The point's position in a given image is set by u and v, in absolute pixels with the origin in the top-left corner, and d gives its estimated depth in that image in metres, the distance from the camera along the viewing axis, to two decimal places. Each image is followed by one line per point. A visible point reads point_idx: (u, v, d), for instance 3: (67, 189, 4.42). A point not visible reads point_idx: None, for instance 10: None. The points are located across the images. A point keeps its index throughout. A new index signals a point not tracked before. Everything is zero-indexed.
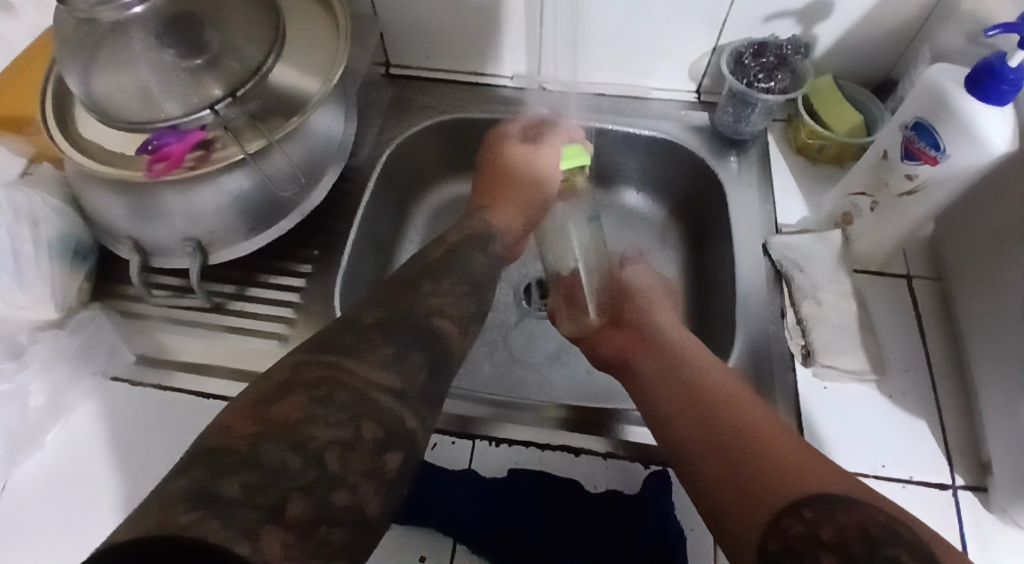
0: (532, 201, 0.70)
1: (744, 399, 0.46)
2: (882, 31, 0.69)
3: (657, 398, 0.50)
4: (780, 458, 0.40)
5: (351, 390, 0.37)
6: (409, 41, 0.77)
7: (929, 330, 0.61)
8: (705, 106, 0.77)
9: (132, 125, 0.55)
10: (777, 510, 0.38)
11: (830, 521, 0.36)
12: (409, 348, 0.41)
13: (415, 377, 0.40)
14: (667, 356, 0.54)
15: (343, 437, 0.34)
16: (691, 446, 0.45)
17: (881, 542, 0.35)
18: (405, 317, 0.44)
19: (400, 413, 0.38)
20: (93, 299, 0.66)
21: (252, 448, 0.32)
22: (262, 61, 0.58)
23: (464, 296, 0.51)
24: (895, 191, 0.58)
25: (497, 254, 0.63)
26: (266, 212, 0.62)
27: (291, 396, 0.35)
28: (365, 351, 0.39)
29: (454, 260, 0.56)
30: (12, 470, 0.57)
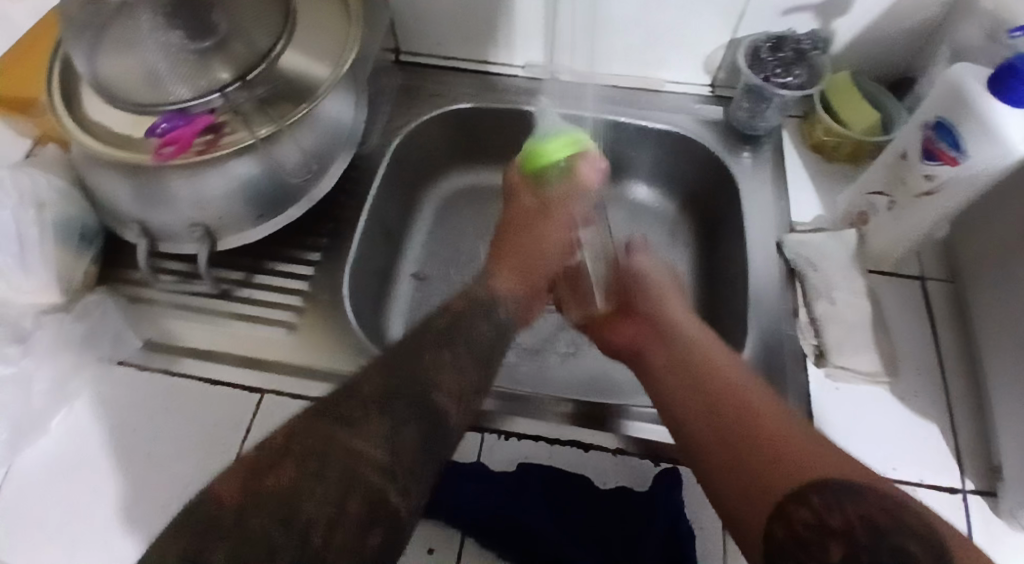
0: (548, 263, 0.60)
1: (751, 384, 0.46)
2: (900, 27, 0.68)
3: (665, 394, 0.50)
4: (787, 447, 0.39)
5: (341, 464, 0.36)
6: (419, 26, 0.76)
7: (941, 331, 0.61)
8: (718, 100, 0.76)
9: (138, 107, 0.54)
10: (782, 498, 0.37)
11: (838, 508, 0.35)
12: (407, 423, 0.39)
13: (409, 451, 0.38)
14: (676, 350, 0.53)
15: (328, 513, 0.34)
16: (695, 434, 0.45)
17: (890, 531, 0.33)
18: (404, 383, 0.41)
19: (391, 490, 0.36)
20: (100, 283, 0.66)
21: (239, 516, 0.34)
22: (271, 47, 0.58)
23: (469, 368, 0.45)
24: (913, 191, 0.57)
25: (504, 323, 0.52)
26: (274, 198, 0.62)
27: (283, 463, 0.36)
28: (359, 423, 0.38)
29: (457, 328, 0.47)
30: (15, 455, 0.56)
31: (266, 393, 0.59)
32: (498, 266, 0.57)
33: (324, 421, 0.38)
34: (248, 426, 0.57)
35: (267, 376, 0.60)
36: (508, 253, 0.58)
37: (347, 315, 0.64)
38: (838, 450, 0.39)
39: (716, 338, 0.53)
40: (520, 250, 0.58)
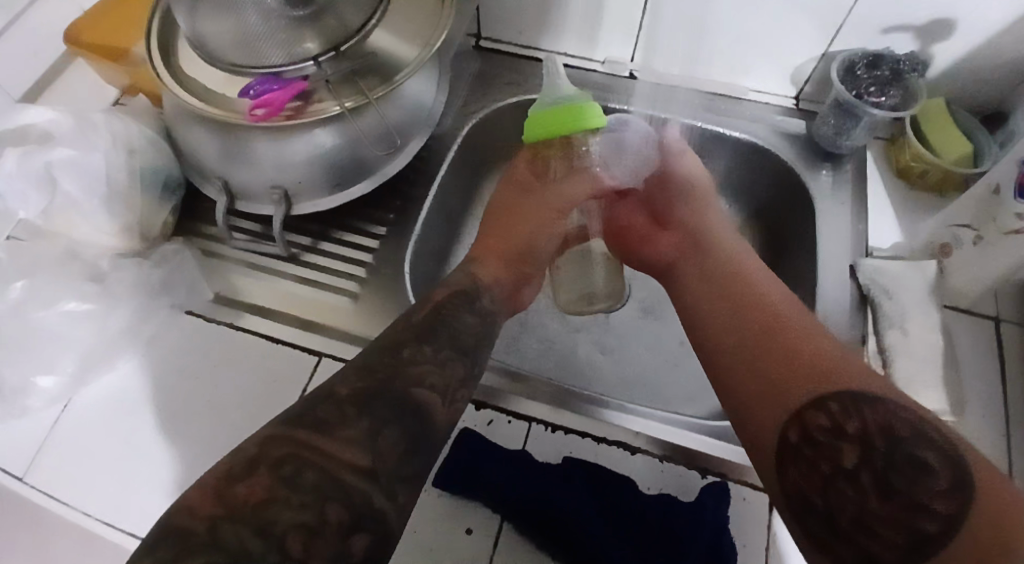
0: (535, 252, 0.64)
1: (782, 299, 0.50)
2: (1003, 57, 0.65)
3: (701, 301, 0.54)
4: (808, 360, 0.43)
5: (317, 471, 0.37)
6: (503, 13, 0.75)
7: (1013, 376, 0.59)
8: (803, 114, 0.74)
9: (234, 67, 0.55)
10: (800, 406, 0.42)
11: (855, 416, 0.40)
12: (386, 424, 0.41)
13: (389, 454, 0.40)
14: (717, 265, 0.57)
15: (306, 520, 0.35)
16: (719, 340, 0.50)
17: (905, 439, 0.38)
18: (384, 387, 0.44)
19: (372, 493, 0.38)
20: (176, 233, 0.68)
21: (212, 529, 0.34)
22: (364, 22, 0.58)
23: (450, 362, 0.48)
24: (1002, 228, 0.55)
25: (486, 311, 0.56)
26: (351, 169, 0.63)
27: (256, 474, 0.37)
28: (338, 428, 0.40)
29: (437, 324, 0.51)
30: (81, 388, 0.59)
31: (322, 357, 0.60)
32: (483, 257, 0.61)
33: (295, 432, 0.39)
34: (303, 387, 0.59)
35: (325, 341, 0.61)
36: (495, 248, 0.62)
37: (406, 290, 0.65)
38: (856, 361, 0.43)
39: (752, 254, 0.57)
40: (504, 249, 0.63)
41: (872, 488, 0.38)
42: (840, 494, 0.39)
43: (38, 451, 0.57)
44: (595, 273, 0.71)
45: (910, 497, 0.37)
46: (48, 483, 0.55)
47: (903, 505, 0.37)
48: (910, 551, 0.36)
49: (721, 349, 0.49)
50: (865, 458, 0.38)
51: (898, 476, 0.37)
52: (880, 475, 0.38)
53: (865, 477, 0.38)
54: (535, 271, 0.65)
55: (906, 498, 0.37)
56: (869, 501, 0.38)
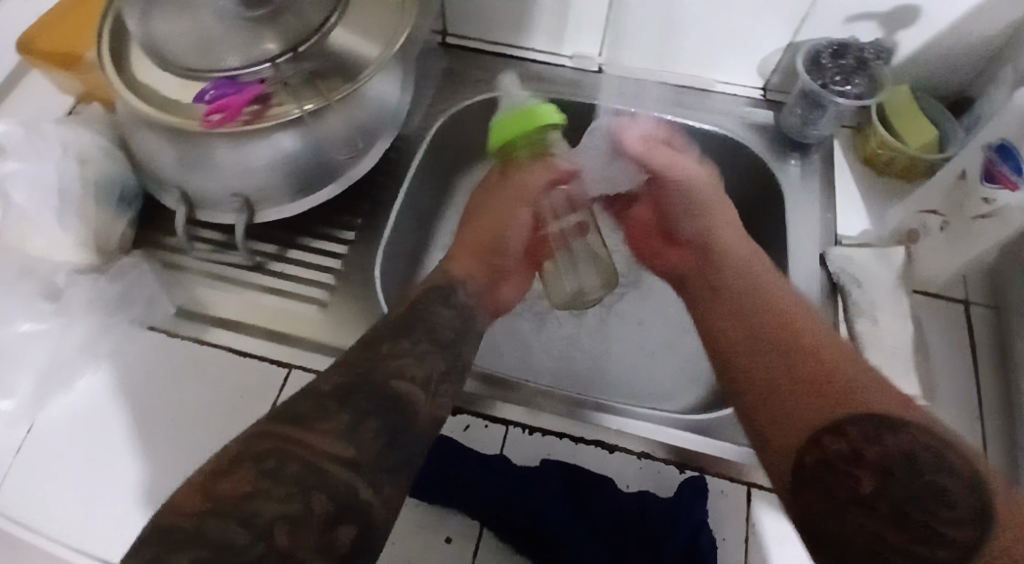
0: (505, 246, 0.65)
1: (809, 323, 0.47)
2: (965, 44, 0.66)
3: (714, 320, 0.53)
4: (831, 383, 0.41)
5: (299, 462, 0.37)
6: (468, 9, 0.74)
7: (983, 359, 0.59)
8: (771, 104, 0.74)
9: (189, 71, 0.52)
10: (818, 430, 0.40)
11: (877, 442, 0.38)
12: (368, 415, 0.41)
13: (372, 445, 0.39)
14: (729, 282, 0.55)
15: (290, 511, 0.35)
16: (740, 358, 0.48)
17: (927, 468, 0.36)
18: (363, 380, 0.43)
19: (356, 483, 0.37)
20: (135, 246, 0.66)
21: (199, 524, 0.34)
22: (324, 21, 0.57)
23: (428, 355, 0.48)
24: (970, 215, 0.55)
25: (465, 305, 0.56)
26: (316, 174, 0.61)
27: (238, 470, 0.37)
28: (320, 420, 0.40)
29: (412, 320, 0.51)
30: (38, 410, 0.57)
31: (292, 368, 0.59)
32: (456, 255, 0.62)
33: (279, 427, 0.39)
34: (274, 399, 0.57)
35: (294, 351, 0.60)
36: (469, 247, 0.63)
37: (376, 295, 0.63)
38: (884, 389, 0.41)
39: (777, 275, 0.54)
40: (483, 248, 0.64)
41: (891, 517, 0.35)
42: (856, 521, 0.36)
43: (2, 476, 0.54)
44: (581, 267, 0.70)
45: (929, 529, 0.34)
46: (13, 509, 0.53)
47: (923, 536, 0.34)
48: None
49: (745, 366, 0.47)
50: (883, 486, 0.36)
51: (918, 507, 0.35)
52: (899, 504, 0.35)
53: (883, 506, 0.36)
54: (509, 269, 0.65)
55: (927, 529, 0.34)
56: (886, 533, 0.35)
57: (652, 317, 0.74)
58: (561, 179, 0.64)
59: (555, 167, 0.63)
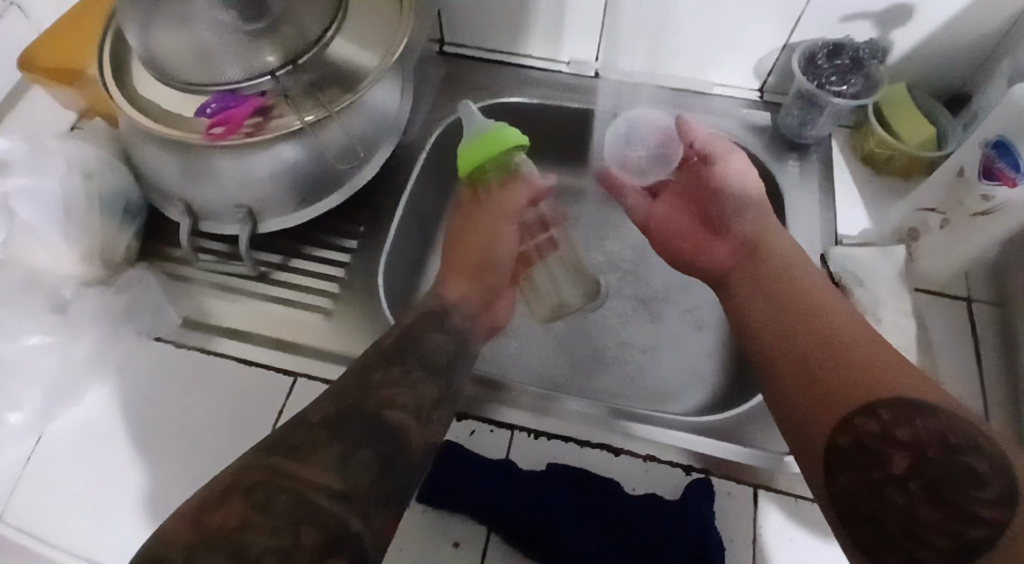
0: (492, 260, 0.66)
1: (834, 307, 0.48)
2: (960, 41, 0.66)
3: (755, 315, 0.52)
4: (860, 363, 0.42)
5: (291, 495, 0.37)
6: (466, 18, 0.75)
7: (986, 355, 0.59)
8: (767, 105, 0.75)
9: (186, 85, 0.53)
10: (849, 414, 0.41)
11: (908, 423, 0.38)
12: (359, 446, 0.41)
13: (364, 477, 0.40)
14: (768, 268, 0.54)
15: (280, 545, 0.35)
16: (767, 344, 0.49)
17: (957, 448, 0.37)
18: (357, 410, 0.43)
19: (347, 516, 0.37)
20: (141, 258, 0.66)
21: (187, 557, 0.33)
22: (322, 33, 0.57)
23: (422, 383, 0.48)
24: (969, 211, 0.56)
25: (459, 331, 0.57)
26: (317, 183, 0.62)
27: (228, 503, 0.36)
28: (311, 453, 0.39)
29: (405, 346, 0.51)
30: (48, 423, 0.57)
31: (298, 376, 0.59)
32: (450, 279, 0.63)
33: (271, 458, 0.39)
34: (280, 408, 0.57)
35: (300, 359, 0.60)
36: (459, 267, 0.65)
37: (381, 303, 0.64)
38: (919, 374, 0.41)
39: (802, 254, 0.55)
40: (468, 265, 0.65)
41: (923, 497, 0.36)
42: (890, 503, 0.38)
43: (12, 489, 0.55)
44: (562, 283, 0.75)
45: (964, 509, 0.35)
46: (25, 520, 0.53)
47: (956, 516, 0.35)
48: (960, 559, 0.35)
49: (769, 349, 0.48)
50: (917, 467, 0.37)
51: (949, 486, 0.36)
52: (931, 485, 0.36)
53: (916, 486, 0.37)
54: (499, 283, 0.66)
55: (957, 510, 0.35)
56: (919, 511, 0.36)
57: (655, 319, 0.74)
58: (538, 197, 0.70)
59: (532, 185, 0.68)
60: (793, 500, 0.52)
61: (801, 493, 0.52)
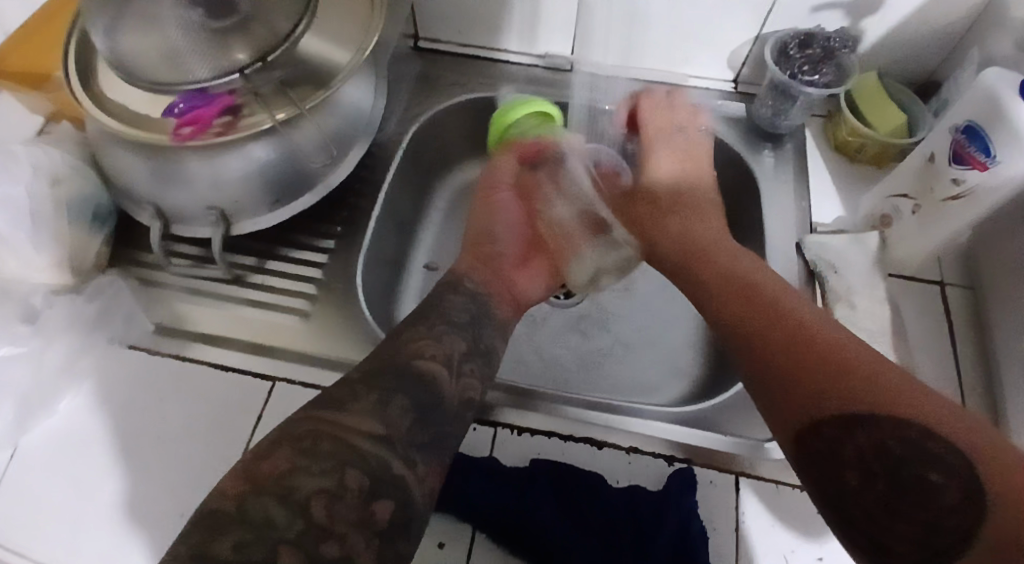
0: (494, 236, 0.63)
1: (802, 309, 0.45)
2: (929, 29, 0.67)
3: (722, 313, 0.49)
4: (825, 366, 0.40)
5: (334, 440, 0.38)
6: (440, 13, 0.74)
7: (961, 339, 0.60)
8: (742, 96, 0.75)
9: (154, 85, 0.51)
10: (816, 419, 0.39)
11: (866, 427, 0.38)
12: (395, 393, 0.42)
13: (402, 423, 0.41)
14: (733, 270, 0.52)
15: (327, 486, 0.36)
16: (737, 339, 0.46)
17: (920, 449, 0.36)
18: (390, 362, 0.45)
19: (389, 458, 0.39)
20: (112, 264, 0.65)
21: (240, 506, 0.34)
22: (292, 29, 0.55)
23: (447, 336, 0.49)
24: (940, 197, 0.56)
25: (476, 292, 0.56)
26: (292, 183, 0.61)
27: (278, 452, 0.37)
28: (352, 403, 0.41)
29: (429, 307, 0.52)
30: (21, 435, 0.56)
31: (277, 381, 0.58)
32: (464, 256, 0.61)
33: (319, 411, 0.40)
34: (259, 412, 0.57)
35: (278, 363, 0.59)
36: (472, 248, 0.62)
37: (359, 303, 0.63)
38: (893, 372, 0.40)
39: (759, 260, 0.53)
40: (480, 246, 0.62)
41: (881, 508, 0.37)
42: (856, 505, 0.38)
43: None
44: (597, 251, 0.63)
45: (930, 507, 0.35)
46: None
47: (912, 526, 0.36)
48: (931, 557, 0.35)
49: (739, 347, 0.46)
50: (878, 470, 0.37)
51: (913, 487, 0.36)
52: (894, 489, 0.36)
53: (879, 491, 0.37)
54: (511, 258, 0.62)
55: (912, 522, 0.36)
56: (885, 513, 0.37)
57: (636, 312, 0.74)
58: (529, 152, 0.65)
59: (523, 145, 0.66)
60: (773, 487, 0.52)
61: (781, 480, 0.53)
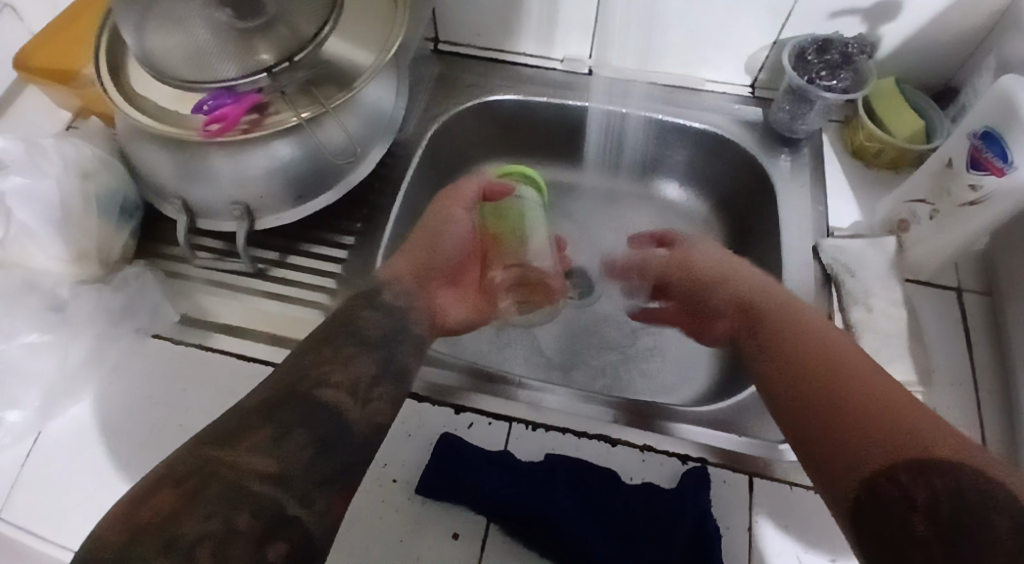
0: (441, 243, 0.65)
1: (857, 369, 0.47)
2: (947, 36, 0.67)
3: (783, 374, 0.50)
4: (878, 418, 0.42)
5: (224, 480, 0.36)
6: (460, 17, 0.76)
7: (977, 342, 0.60)
8: (759, 101, 0.76)
9: (183, 82, 0.53)
10: (872, 474, 0.40)
11: (926, 483, 0.38)
12: (295, 425, 0.39)
13: (301, 456, 0.38)
14: (773, 326, 0.55)
15: (213, 531, 0.34)
16: (795, 396, 0.48)
17: (975, 505, 0.36)
18: (290, 391, 0.42)
19: (284, 499, 0.37)
20: (138, 256, 0.67)
21: (121, 551, 0.33)
22: (317, 31, 0.57)
23: (356, 358, 0.46)
24: (957, 200, 0.57)
25: (392, 306, 0.54)
26: (313, 179, 0.62)
27: (160, 491, 0.35)
28: (244, 437, 0.38)
29: (338, 327, 0.49)
30: (47, 423, 0.57)
31: None
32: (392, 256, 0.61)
33: (199, 447, 0.38)
34: None
35: None
36: (414, 251, 0.62)
37: None
38: (946, 432, 0.41)
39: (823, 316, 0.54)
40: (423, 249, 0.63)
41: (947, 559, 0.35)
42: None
43: (14, 486, 0.55)
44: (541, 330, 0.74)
45: None
46: (24, 521, 0.53)
47: None
48: None
49: (794, 398, 0.48)
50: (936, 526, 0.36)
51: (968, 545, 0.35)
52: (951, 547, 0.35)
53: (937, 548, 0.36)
54: (441, 274, 0.64)
55: None
56: None
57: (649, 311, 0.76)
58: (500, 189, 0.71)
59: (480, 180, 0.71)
60: (787, 486, 0.53)
61: (795, 480, 0.53)
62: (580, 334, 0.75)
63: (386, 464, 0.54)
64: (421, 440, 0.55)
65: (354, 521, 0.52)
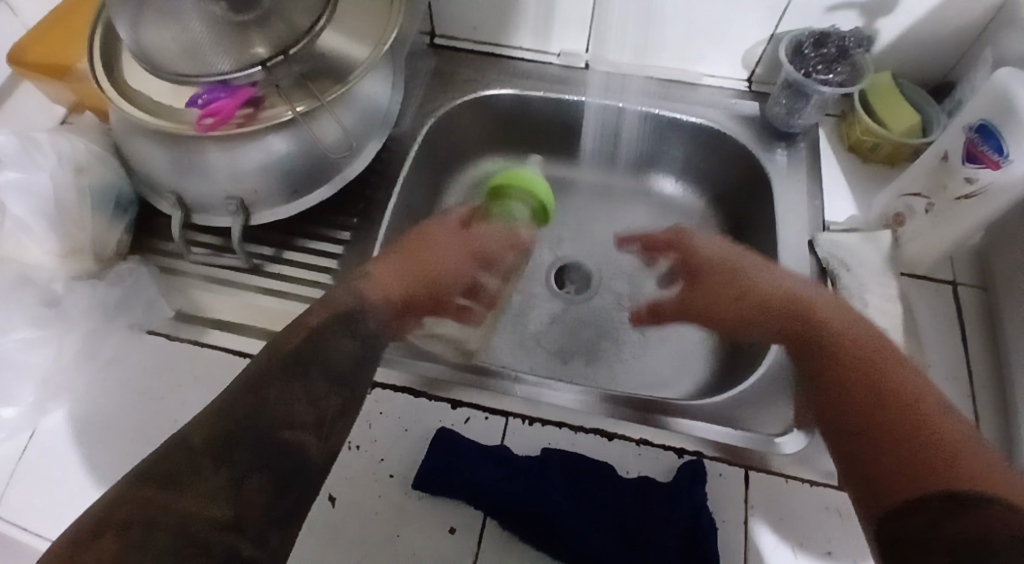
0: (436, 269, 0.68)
1: (933, 402, 0.47)
2: (944, 30, 0.67)
3: (856, 405, 0.49)
4: (923, 451, 0.43)
5: (170, 528, 0.37)
6: (456, 11, 0.75)
7: (972, 336, 0.60)
8: (756, 95, 0.76)
9: (181, 78, 0.53)
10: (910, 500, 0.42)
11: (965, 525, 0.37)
12: (250, 471, 0.41)
13: (254, 503, 0.41)
14: (829, 347, 0.55)
15: None
16: (863, 425, 0.48)
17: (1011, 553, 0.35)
18: (244, 431, 0.43)
19: (236, 542, 0.39)
20: (133, 251, 0.67)
21: None
22: (312, 25, 0.56)
23: (322, 396, 0.48)
24: (953, 195, 0.57)
25: (369, 336, 0.55)
26: (309, 173, 0.62)
27: (103, 537, 0.36)
28: (189, 482, 0.40)
29: (309, 350, 0.50)
30: (41, 418, 0.57)
31: None
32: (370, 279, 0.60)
33: (144, 490, 0.39)
34: None
35: None
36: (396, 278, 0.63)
37: None
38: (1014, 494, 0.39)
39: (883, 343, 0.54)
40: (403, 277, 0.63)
41: None
42: None
43: (9, 481, 0.55)
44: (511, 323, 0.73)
45: None
46: (18, 516, 0.53)
47: None
48: None
49: (843, 416, 0.50)
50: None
51: None
52: None
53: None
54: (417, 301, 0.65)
55: None
56: None
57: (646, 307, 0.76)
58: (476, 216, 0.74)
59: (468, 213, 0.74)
60: (783, 480, 0.53)
61: (790, 474, 0.53)
62: (577, 329, 0.75)
63: (383, 458, 0.54)
64: (418, 436, 0.55)
65: (350, 515, 0.52)
